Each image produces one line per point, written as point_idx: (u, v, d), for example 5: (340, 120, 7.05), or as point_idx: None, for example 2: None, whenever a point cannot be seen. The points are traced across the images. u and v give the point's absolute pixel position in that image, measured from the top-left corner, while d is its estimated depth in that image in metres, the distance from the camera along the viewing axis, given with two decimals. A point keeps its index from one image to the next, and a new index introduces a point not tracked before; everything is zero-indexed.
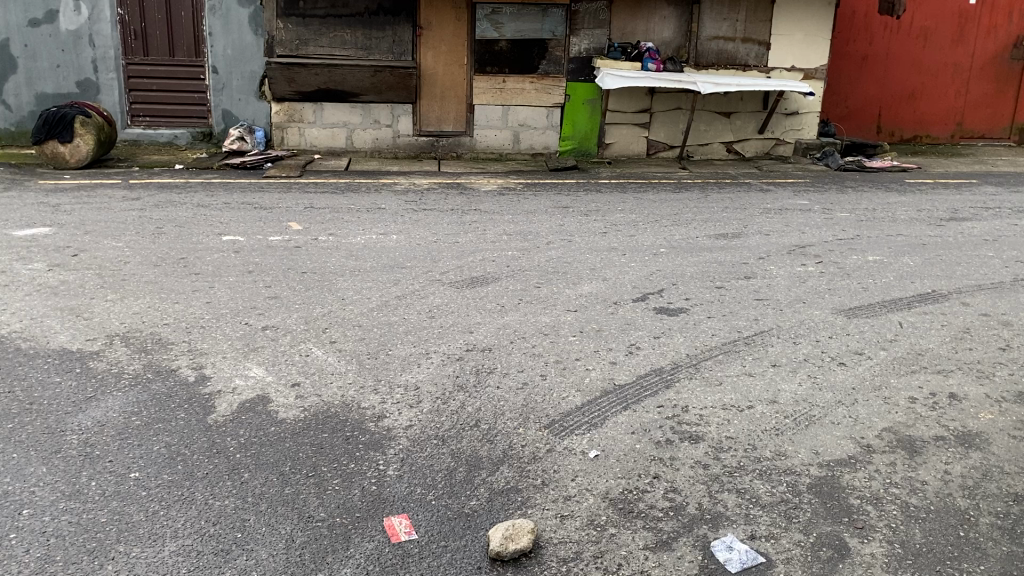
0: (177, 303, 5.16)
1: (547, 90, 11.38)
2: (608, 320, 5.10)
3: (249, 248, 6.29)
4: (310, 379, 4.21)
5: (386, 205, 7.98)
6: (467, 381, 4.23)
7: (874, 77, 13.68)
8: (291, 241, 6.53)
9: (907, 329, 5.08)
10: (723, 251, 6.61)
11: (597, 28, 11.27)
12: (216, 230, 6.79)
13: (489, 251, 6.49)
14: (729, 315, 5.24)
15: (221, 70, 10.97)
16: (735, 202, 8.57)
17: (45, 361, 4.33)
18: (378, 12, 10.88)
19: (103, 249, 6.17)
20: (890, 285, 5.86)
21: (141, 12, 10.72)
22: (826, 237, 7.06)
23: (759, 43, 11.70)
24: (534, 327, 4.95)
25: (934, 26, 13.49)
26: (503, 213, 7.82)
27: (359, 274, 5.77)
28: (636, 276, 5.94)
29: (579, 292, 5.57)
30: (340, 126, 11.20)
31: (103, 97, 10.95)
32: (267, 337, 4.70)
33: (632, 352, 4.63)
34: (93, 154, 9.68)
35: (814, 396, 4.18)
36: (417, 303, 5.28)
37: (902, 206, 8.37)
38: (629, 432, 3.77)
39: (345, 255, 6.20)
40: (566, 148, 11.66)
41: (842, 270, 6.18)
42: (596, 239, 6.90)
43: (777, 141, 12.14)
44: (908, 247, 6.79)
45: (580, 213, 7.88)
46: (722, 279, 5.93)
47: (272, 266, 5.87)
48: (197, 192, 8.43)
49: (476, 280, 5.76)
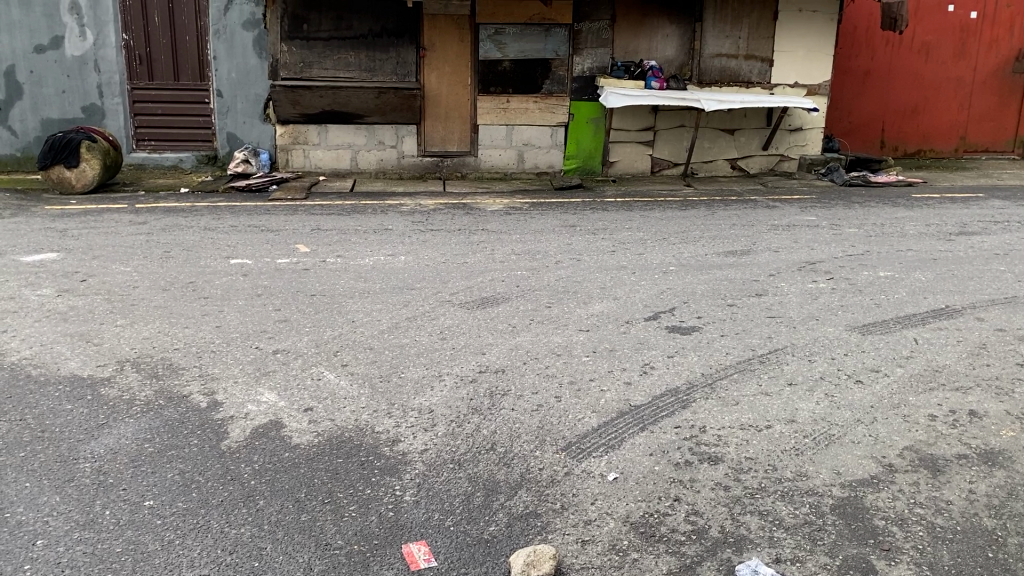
0: (187, 327, 5.14)
1: (550, 109, 11.40)
2: (621, 340, 5.07)
3: (258, 271, 6.27)
4: (323, 403, 4.17)
5: (394, 226, 7.97)
6: (481, 404, 4.19)
7: (877, 92, 13.71)
8: (299, 264, 6.50)
9: (923, 345, 5.04)
10: (732, 268, 6.59)
11: (600, 47, 11.30)
12: (224, 253, 6.78)
13: (498, 270, 6.46)
14: (742, 333, 5.20)
15: (225, 93, 11.01)
16: (742, 219, 8.56)
17: (56, 388, 4.29)
18: (381, 34, 10.91)
19: (111, 274, 6.15)
20: (902, 301, 5.83)
21: (146, 37, 10.77)
22: (836, 253, 7.03)
23: (762, 60, 11.73)
24: (546, 348, 4.91)
25: (936, 41, 13.52)
26: (511, 233, 7.81)
27: (369, 296, 5.74)
28: (647, 295, 5.91)
29: (591, 311, 5.55)
30: (345, 147, 11.21)
31: (109, 121, 10.98)
32: (278, 361, 4.66)
33: (647, 372, 4.59)
34: (98, 179, 9.70)
35: (832, 414, 4.13)
36: (428, 324, 5.25)
37: (910, 221, 8.35)
38: (648, 454, 3.72)
39: (354, 277, 6.18)
40: (571, 167, 11.66)
41: (854, 286, 6.15)
42: (604, 258, 6.88)
43: (781, 157, 12.14)
44: (919, 262, 6.76)
45: (587, 232, 7.86)
46: (733, 296, 5.90)
47: (281, 289, 5.85)
48: (203, 215, 8.42)
49: (487, 300, 5.73)
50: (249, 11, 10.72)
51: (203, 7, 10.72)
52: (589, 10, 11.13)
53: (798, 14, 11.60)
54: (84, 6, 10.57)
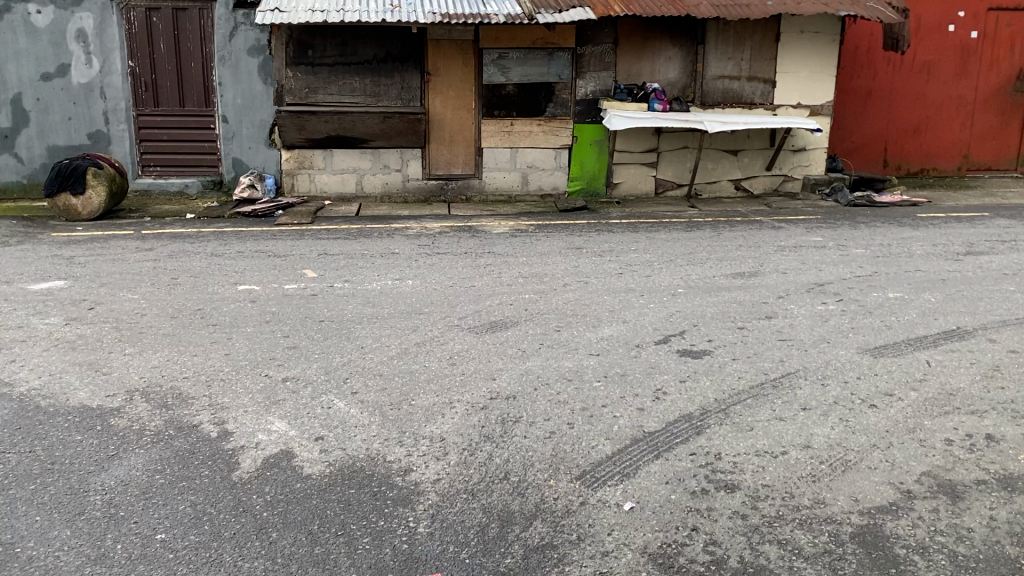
0: (196, 355, 5.12)
1: (554, 131, 11.43)
2: (632, 364, 5.04)
3: (266, 297, 6.25)
4: (334, 432, 4.14)
5: (400, 250, 7.97)
6: (493, 431, 4.15)
7: (879, 112, 13.76)
8: (307, 289, 6.49)
9: (937, 368, 5.00)
10: (741, 290, 6.57)
11: (603, 70, 11.34)
12: (232, 279, 6.78)
13: (506, 294, 6.44)
14: (753, 356, 5.17)
15: (230, 119, 11.06)
16: (748, 240, 8.55)
17: (66, 419, 4.26)
18: (386, 59, 10.93)
19: (119, 301, 6.14)
20: (913, 323, 5.80)
21: (152, 64, 10.86)
22: (844, 274, 7.01)
23: (764, 82, 11.77)
24: (557, 373, 4.88)
25: (937, 60, 13.58)
26: (517, 256, 7.79)
27: (378, 321, 5.72)
28: (656, 318, 5.89)
29: (600, 335, 5.52)
30: (350, 172, 11.20)
31: (114, 148, 11.02)
32: (288, 389, 4.63)
33: (660, 398, 4.55)
34: (104, 206, 9.71)
35: (847, 440, 4.10)
36: (437, 349, 5.23)
37: (917, 241, 8.33)
38: (664, 482, 3.69)
39: (362, 301, 6.16)
40: (575, 189, 11.67)
41: (864, 308, 6.13)
42: (612, 280, 6.87)
43: (785, 178, 12.15)
44: (928, 283, 6.74)
45: (594, 254, 7.85)
46: (743, 319, 5.88)
47: (290, 315, 5.83)
48: (210, 241, 8.42)
49: (496, 324, 5.71)
50: (254, 38, 10.83)
51: (208, 34, 10.82)
52: (592, 34, 11.18)
53: (799, 36, 11.65)
54: (91, 34, 10.65)
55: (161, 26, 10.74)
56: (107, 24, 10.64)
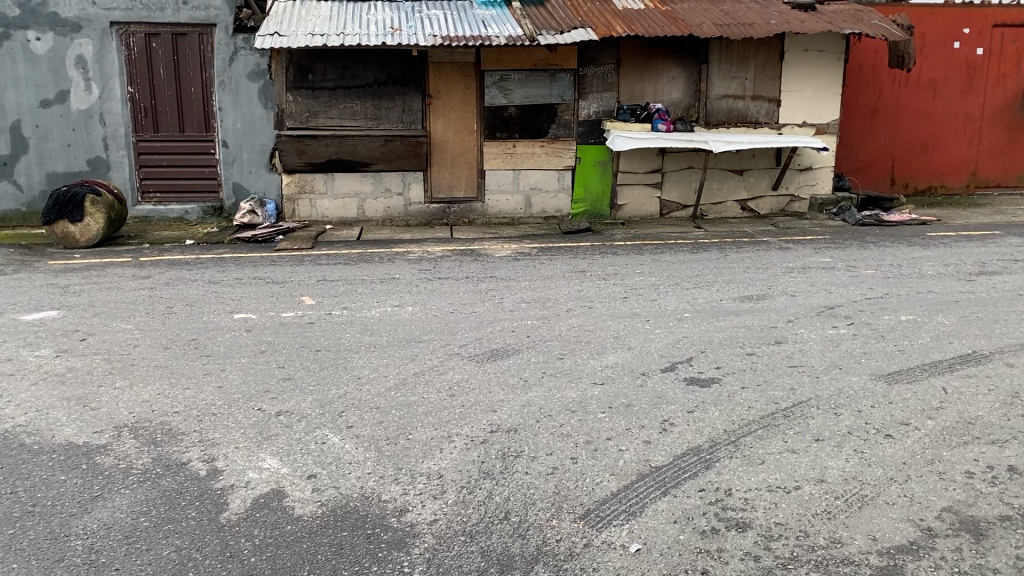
0: (188, 388, 4.97)
1: (557, 153, 11.31)
2: (638, 394, 4.87)
3: (262, 326, 6.11)
4: (327, 470, 3.98)
5: (401, 275, 7.84)
6: (493, 468, 3.98)
7: (885, 130, 13.62)
8: (304, 317, 6.35)
9: (954, 396, 4.81)
10: (749, 314, 6.41)
11: (606, 91, 11.25)
12: (228, 307, 6.65)
13: (508, 320, 6.28)
14: (763, 385, 5.00)
15: (231, 144, 10.98)
16: (755, 261, 8.40)
17: (50, 458, 4.11)
18: (387, 83, 10.87)
19: (112, 332, 6.00)
20: (927, 347, 5.63)
21: (151, 90, 10.80)
22: (855, 297, 6.84)
23: (769, 101, 11.66)
24: (560, 405, 4.71)
25: (943, 77, 13.46)
26: (520, 280, 7.64)
27: (376, 350, 5.56)
28: (662, 344, 5.73)
29: (605, 362, 5.36)
30: (352, 196, 11.07)
31: (114, 174, 10.94)
32: (281, 424, 4.48)
33: (666, 430, 4.39)
34: (103, 233, 9.62)
35: (863, 473, 3.92)
36: (436, 380, 5.06)
37: (928, 261, 8.16)
38: (672, 521, 3.52)
39: (359, 329, 6.01)
40: (579, 211, 11.53)
41: (876, 331, 5.96)
42: (617, 305, 6.71)
43: (791, 198, 12.00)
44: (941, 305, 6.56)
45: (598, 277, 7.70)
46: (752, 344, 5.71)
47: (286, 345, 5.68)
48: (208, 268, 8.29)
49: (497, 352, 5.55)
50: (254, 62, 10.77)
51: (208, 59, 10.78)
52: (594, 55, 11.10)
53: (804, 54, 11.54)
54: (90, 60, 10.61)
55: (161, 51, 10.70)
56: (107, 50, 10.60)
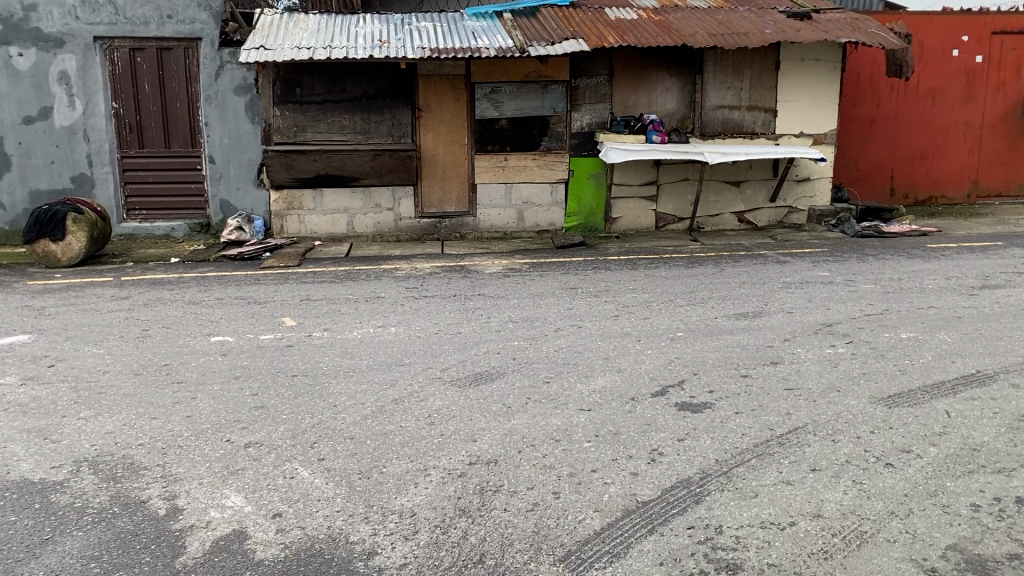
0: (155, 419, 4.75)
1: (550, 166, 11.11)
2: (626, 420, 4.64)
3: (238, 350, 5.90)
4: (294, 507, 3.76)
5: (386, 294, 7.62)
6: (470, 504, 3.76)
7: (884, 139, 13.43)
8: (283, 339, 6.13)
9: (957, 420, 4.58)
10: (744, 333, 6.18)
11: (599, 103, 11.07)
12: (205, 329, 6.44)
13: (494, 341, 6.07)
14: (758, 410, 4.77)
15: (217, 159, 10.79)
16: (751, 276, 8.18)
17: (2, 497, 3.89)
18: (376, 96, 10.68)
19: (83, 357, 5.79)
20: (928, 366, 5.40)
21: (136, 105, 10.62)
22: (853, 313, 6.62)
23: (765, 111, 11.46)
24: (544, 433, 4.48)
25: (942, 85, 13.29)
26: (509, 298, 7.43)
27: (354, 375, 5.34)
28: (653, 366, 5.50)
29: (592, 387, 5.13)
30: (341, 211, 10.86)
31: (98, 191, 10.75)
32: (249, 457, 4.26)
33: (655, 460, 4.16)
34: (85, 251, 9.42)
35: (862, 507, 3.69)
36: (415, 407, 4.83)
37: (929, 275, 7.95)
38: (657, 564, 3.29)
39: (339, 353, 5.79)
40: (573, 225, 11.32)
41: (875, 350, 5.73)
42: (607, 323, 6.49)
43: (789, 210, 11.79)
44: (943, 321, 6.34)
45: (589, 294, 7.48)
46: (746, 365, 5.49)
47: (262, 370, 5.46)
48: (189, 287, 8.08)
49: (481, 376, 5.32)
50: (241, 77, 10.59)
51: (194, 74, 10.61)
52: (586, 66, 10.92)
53: (800, 63, 11.36)
54: (74, 75, 10.43)
55: (146, 67, 10.53)
56: (91, 66, 10.43)
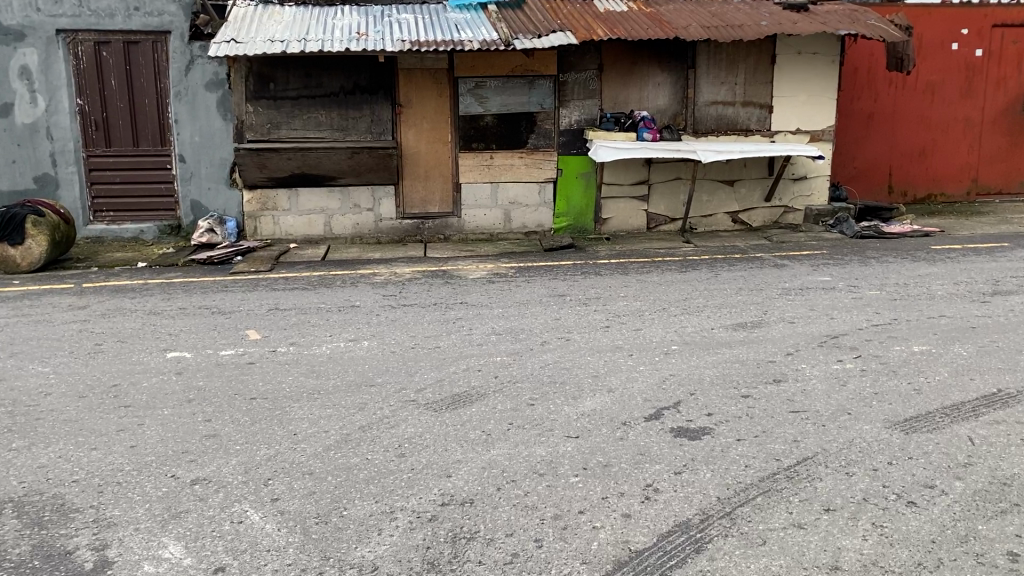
0: (94, 450, 4.26)
1: (537, 164, 10.64)
2: (618, 449, 4.21)
3: (195, 367, 5.43)
4: (240, 560, 3.29)
5: (362, 302, 7.15)
6: (441, 555, 3.31)
7: (882, 135, 13.02)
8: (245, 355, 5.67)
9: (983, 448, 4.16)
10: (744, 346, 5.75)
11: (588, 98, 10.61)
12: (161, 344, 5.96)
13: (475, 356, 5.61)
14: (762, 437, 4.33)
15: (188, 158, 10.29)
16: (748, 281, 7.75)
17: None
18: (353, 91, 10.18)
19: (24, 377, 5.28)
20: (945, 385, 4.98)
21: (102, 102, 10.10)
22: (860, 323, 6.19)
23: (760, 106, 11.03)
24: (527, 466, 4.03)
25: (941, 80, 12.89)
26: (492, 306, 6.98)
27: (319, 397, 4.88)
28: (647, 385, 5.05)
29: (581, 411, 4.68)
30: (318, 212, 10.37)
31: (63, 192, 10.23)
32: (194, 496, 3.80)
33: (650, 499, 3.72)
34: (46, 256, 8.88)
35: (885, 557, 3.25)
36: (385, 436, 4.37)
37: (937, 279, 7.54)
38: None
39: (305, 371, 5.31)
40: (560, 226, 10.86)
41: (887, 366, 5.31)
42: (597, 335, 6.04)
43: (785, 209, 11.36)
44: (957, 332, 5.93)
45: (578, 302, 7.03)
46: (748, 383, 5.05)
47: (218, 392, 5.00)
48: (153, 296, 7.58)
49: (459, 399, 4.85)
50: (212, 71, 10.10)
51: (163, 69, 10.10)
52: (574, 60, 10.46)
53: (797, 57, 10.92)
54: (35, 70, 9.91)
55: (112, 61, 10.02)
56: (53, 60, 9.90)
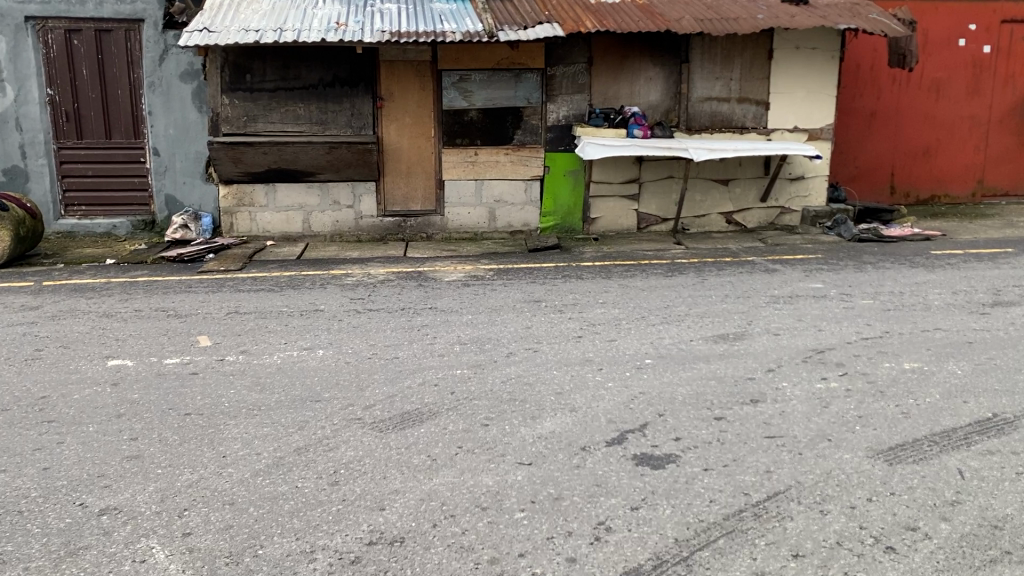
0: (3, 472, 3.93)
1: (523, 161, 10.27)
2: (573, 479, 3.85)
3: (134, 378, 5.09)
4: None
5: (326, 306, 6.80)
6: None
7: (885, 134, 12.59)
8: (191, 365, 5.32)
9: (973, 484, 3.78)
10: (722, 360, 5.38)
11: (577, 93, 10.23)
12: (104, 351, 5.62)
13: (434, 368, 5.24)
14: (732, 467, 3.96)
15: (162, 151, 9.96)
16: (736, 288, 7.37)
17: None
18: (333, 84, 9.81)
19: None
20: (936, 409, 4.59)
21: (73, 92, 9.76)
22: (849, 337, 5.81)
23: (756, 103, 10.62)
24: (469, 499, 3.67)
25: (947, 77, 12.46)
26: (462, 312, 6.62)
27: (257, 414, 4.53)
28: (614, 405, 4.68)
29: (537, 433, 4.32)
30: (296, 209, 10.03)
31: (33, 185, 9.91)
32: (99, 530, 3.46)
33: (599, 541, 3.36)
34: (9, 251, 8.56)
35: None
36: (320, 460, 4.02)
37: (934, 288, 7.15)
38: None
39: (249, 384, 4.96)
40: (548, 225, 10.49)
41: (874, 386, 4.93)
42: (567, 347, 5.68)
43: (782, 210, 10.97)
44: (951, 348, 5.55)
45: (553, 309, 6.68)
46: (722, 404, 4.68)
47: (151, 406, 4.66)
48: (112, 296, 7.25)
49: (408, 418, 4.49)
50: (187, 62, 9.77)
51: (136, 58, 9.77)
52: (563, 53, 10.07)
53: (795, 52, 10.52)
54: (3, 59, 9.57)
55: (83, 50, 9.68)
56: (22, 48, 9.57)
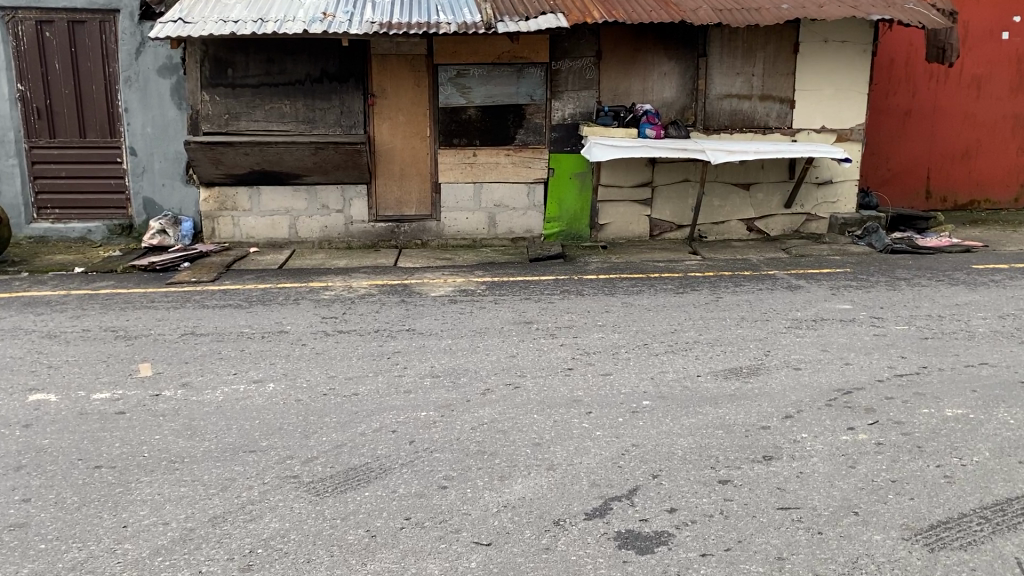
0: None
1: (526, 163, 9.54)
2: (539, 567, 3.12)
3: (50, 418, 4.41)
4: None
5: (294, 327, 6.12)
6: None
7: (919, 134, 11.72)
8: (121, 401, 4.64)
9: None
10: (733, 403, 4.62)
11: (584, 89, 9.47)
12: (30, 382, 4.96)
13: (397, 409, 4.53)
14: (738, 554, 3.21)
15: (139, 151, 9.37)
16: (752, 308, 6.60)
17: None
18: (321, 79, 9.15)
19: None
20: (985, 472, 3.81)
21: (45, 88, 9.18)
22: (881, 374, 5.03)
23: (780, 101, 9.82)
24: None
25: (988, 73, 11.56)
26: (442, 336, 5.90)
27: (177, 470, 3.85)
28: (600, 461, 3.95)
29: (504, 500, 3.60)
30: (281, 213, 9.38)
31: (3, 186, 9.34)
32: None
33: None
34: None
35: None
36: (236, 535, 3.33)
37: (977, 311, 6.35)
38: None
39: (179, 429, 4.28)
40: (552, 232, 9.76)
41: (910, 439, 4.15)
42: (554, 383, 4.94)
43: (807, 217, 10.16)
44: (1001, 389, 4.75)
45: (545, 333, 5.94)
46: (729, 462, 3.93)
47: (58, 456, 3.98)
48: (64, 312, 6.60)
49: (353, 477, 3.78)
50: (165, 55, 9.17)
51: (112, 52, 9.16)
52: (568, 46, 9.32)
53: (822, 46, 9.69)
54: None
55: (56, 43, 9.09)
56: None
